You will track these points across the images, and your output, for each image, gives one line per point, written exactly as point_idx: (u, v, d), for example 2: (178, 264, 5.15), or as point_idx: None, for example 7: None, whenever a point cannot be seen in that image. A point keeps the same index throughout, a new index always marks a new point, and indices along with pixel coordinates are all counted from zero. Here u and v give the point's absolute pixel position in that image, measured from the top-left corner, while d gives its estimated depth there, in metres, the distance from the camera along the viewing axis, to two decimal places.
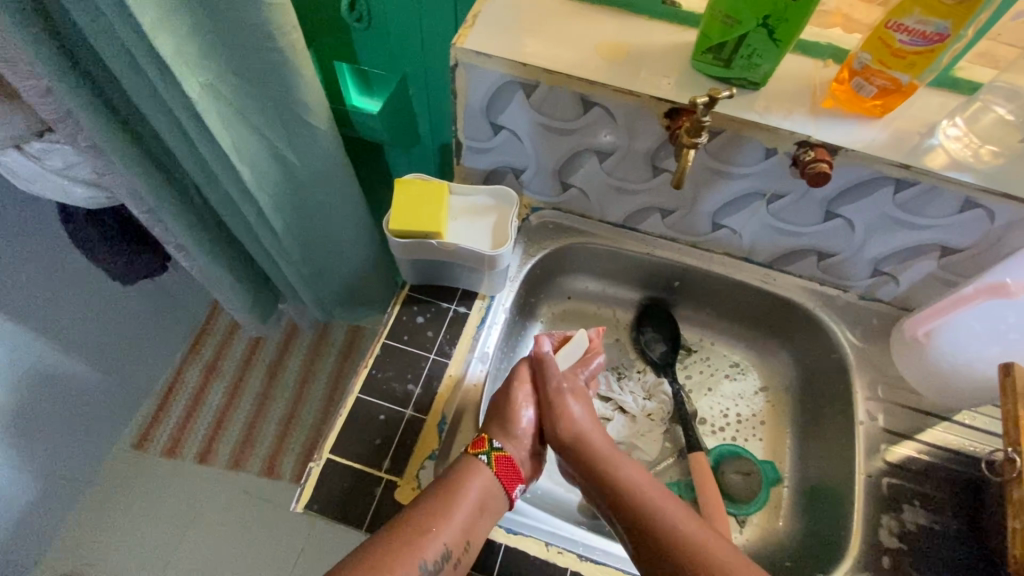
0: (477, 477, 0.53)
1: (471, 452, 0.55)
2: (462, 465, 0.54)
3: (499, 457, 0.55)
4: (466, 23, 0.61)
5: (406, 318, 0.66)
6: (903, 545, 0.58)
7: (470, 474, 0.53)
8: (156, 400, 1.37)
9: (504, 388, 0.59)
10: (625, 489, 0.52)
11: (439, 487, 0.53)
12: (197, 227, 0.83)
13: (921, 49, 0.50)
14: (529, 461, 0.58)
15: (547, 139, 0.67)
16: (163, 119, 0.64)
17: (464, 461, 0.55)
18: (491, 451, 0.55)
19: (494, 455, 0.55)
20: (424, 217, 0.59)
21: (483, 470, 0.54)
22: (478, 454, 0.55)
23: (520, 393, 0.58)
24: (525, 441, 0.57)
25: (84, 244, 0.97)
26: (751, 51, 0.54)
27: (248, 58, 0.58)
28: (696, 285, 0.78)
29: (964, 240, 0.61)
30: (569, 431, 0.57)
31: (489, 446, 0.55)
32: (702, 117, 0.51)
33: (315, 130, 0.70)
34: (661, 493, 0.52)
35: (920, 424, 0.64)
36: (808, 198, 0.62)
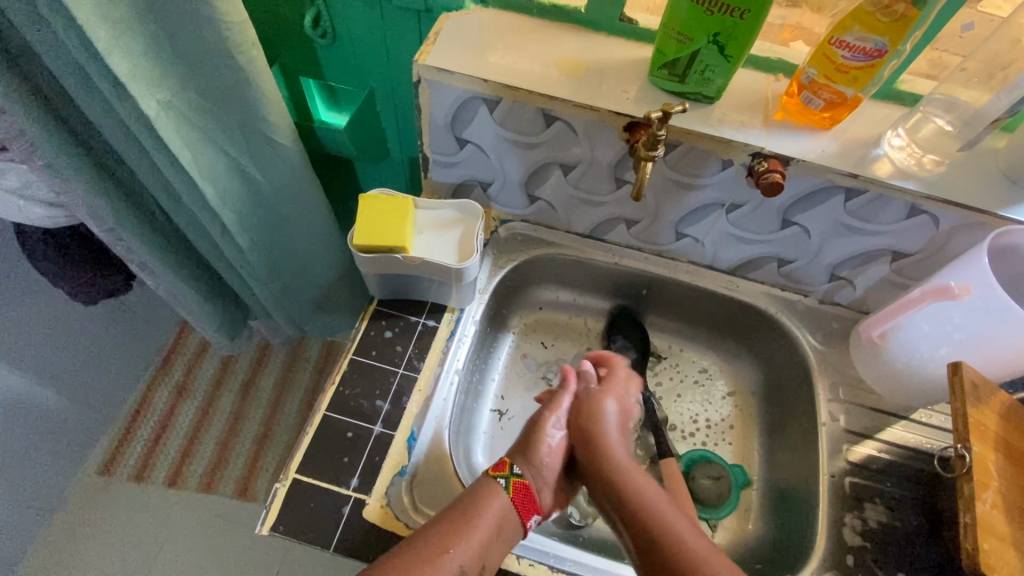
0: (499, 498, 0.53)
1: (489, 475, 0.55)
2: (483, 487, 0.53)
3: (517, 483, 0.54)
4: (428, 40, 0.62)
5: (375, 333, 0.66)
6: (865, 543, 0.59)
7: (492, 495, 0.53)
8: (121, 428, 1.31)
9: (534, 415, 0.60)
10: (630, 488, 0.53)
11: (461, 504, 0.52)
12: (160, 245, 0.82)
13: (863, 64, 0.53)
14: (550, 493, 0.57)
15: (512, 153, 0.67)
16: (121, 137, 0.63)
17: (482, 481, 0.54)
18: (511, 475, 0.54)
19: (513, 480, 0.54)
20: (388, 232, 0.59)
21: (501, 493, 0.53)
22: (496, 477, 0.54)
23: (550, 418, 0.59)
24: (547, 470, 0.57)
25: (42, 264, 0.94)
26: (704, 66, 0.56)
27: (208, 76, 0.58)
28: (664, 293, 0.80)
29: (912, 245, 0.63)
30: (590, 428, 0.58)
31: (508, 471, 0.55)
32: (658, 130, 0.52)
33: (280, 147, 0.69)
34: (666, 502, 0.52)
35: (879, 423, 0.66)
36: (765, 208, 0.64)
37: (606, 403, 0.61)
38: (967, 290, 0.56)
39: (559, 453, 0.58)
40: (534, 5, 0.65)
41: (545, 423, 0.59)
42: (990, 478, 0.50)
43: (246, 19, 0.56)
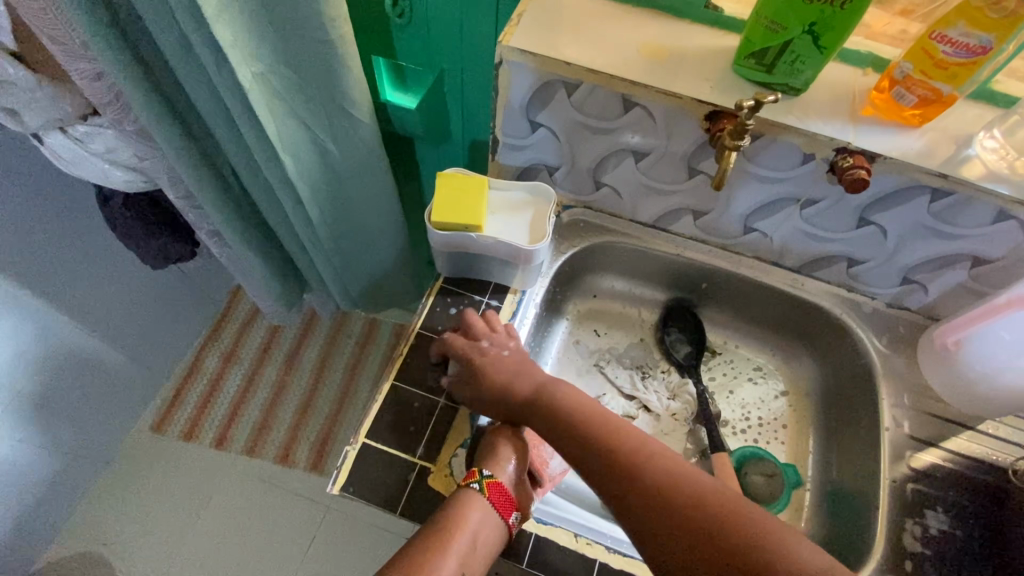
0: (471, 512, 0.52)
1: (463, 484, 0.54)
2: (456, 496, 0.53)
3: (491, 483, 0.53)
4: (512, 22, 0.62)
5: (440, 309, 0.67)
6: (926, 550, 0.59)
7: (462, 509, 0.52)
8: (173, 389, 1.41)
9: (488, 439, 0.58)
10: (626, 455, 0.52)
11: (434, 526, 0.51)
12: (233, 213, 0.85)
13: (964, 61, 0.51)
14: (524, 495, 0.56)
15: (584, 138, 0.68)
16: (212, 106, 0.65)
17: (456, 495, 0.53)
18: (482, 478, 0.53)
19: (486, 482, 0.53)
20: (463, 210, 0.59)
21: (477, 500, 0.52)
22: (468, 484, 0.53)
23: (506, 447, 0.57)
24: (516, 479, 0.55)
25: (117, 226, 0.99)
26: (795, 57, 0.55)
27: (299, 50, 0.60)
28: (723, 288, 0.79)
29: (996, 252, 0.61)
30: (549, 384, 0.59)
31: (479, 474, 0.54)
32: (747, 120, 0.51)
33: (358, 125, 0.71)
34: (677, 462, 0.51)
35: (945, 431, 0.65)
36: (843, 205, 0.63)
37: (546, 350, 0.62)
38: None
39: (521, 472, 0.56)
40: None
41: (500, 448, 0.56)
42: None
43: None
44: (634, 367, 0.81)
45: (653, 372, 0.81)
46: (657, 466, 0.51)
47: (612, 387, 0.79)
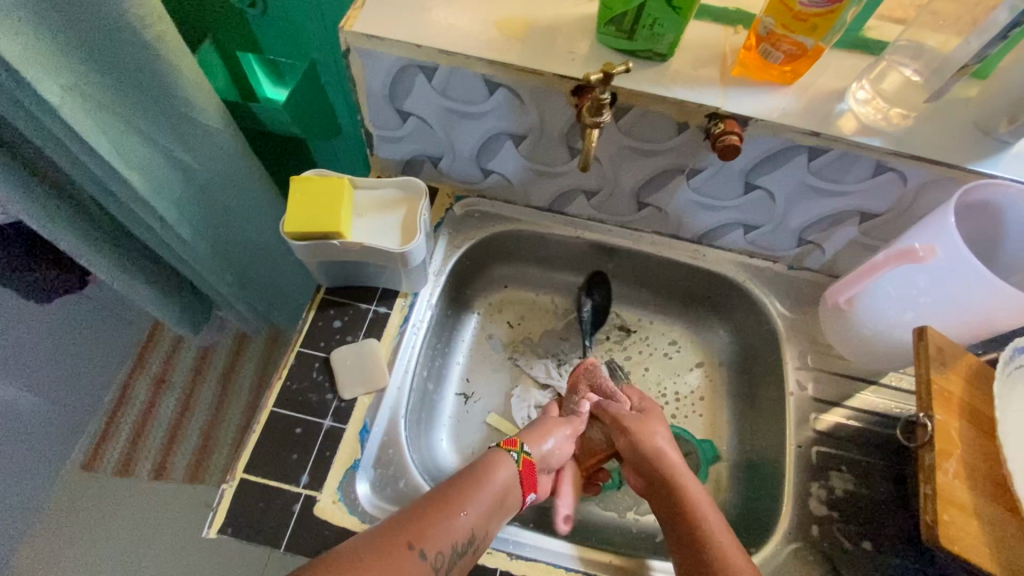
0: (504, 466, 0.54)
1: (501, 447, 0.56)
2: (491, 454, 0.55)
3: (525, 460, 0.56)
4: (355, 5, 0.57)
5: (323, 323, 0.63)
6: (832, 512, 0.58)
7: (498, 463, 0.54)
8: (100, 424, 1.26)
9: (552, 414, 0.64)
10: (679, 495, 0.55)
11: (463, 473, 0.52)
12: (101, 240, 0.77)
13: (821, 11, 0.48)
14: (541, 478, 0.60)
15: (457, 124, 0.63)
16: (41, 137, 0.56)
17: (494, 452, 0.56)
18: (521, 451, 0.56)
19: (523, 456, 0.56)
20: (321, 217, 0.55)
21: (509, 462, 0.55)
22: (508, 450, 0.56)
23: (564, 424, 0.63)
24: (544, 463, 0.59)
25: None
26: (652, 20, 0.52)
27: (114, 56, 0.54)
28: (630, 265, 0.77)
29: (881, 206, 0.60)
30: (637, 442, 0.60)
31: (519, 447, 0.57)
32: (601, 95, 0.49)
33: (207, 127, 0.67)
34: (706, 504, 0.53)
35: (849, 390, 0.65)
36: (726, 171, 0.61)
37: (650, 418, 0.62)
38: (931, 253, 0.52)
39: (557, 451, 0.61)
40: None
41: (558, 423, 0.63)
42: (952, 447, 0.48)
43: None
44: (550, 356, 0.79)
45: (569, 358, 0.79)
46: (690, 499, 0.54)
47: (526, 379, 0.77)
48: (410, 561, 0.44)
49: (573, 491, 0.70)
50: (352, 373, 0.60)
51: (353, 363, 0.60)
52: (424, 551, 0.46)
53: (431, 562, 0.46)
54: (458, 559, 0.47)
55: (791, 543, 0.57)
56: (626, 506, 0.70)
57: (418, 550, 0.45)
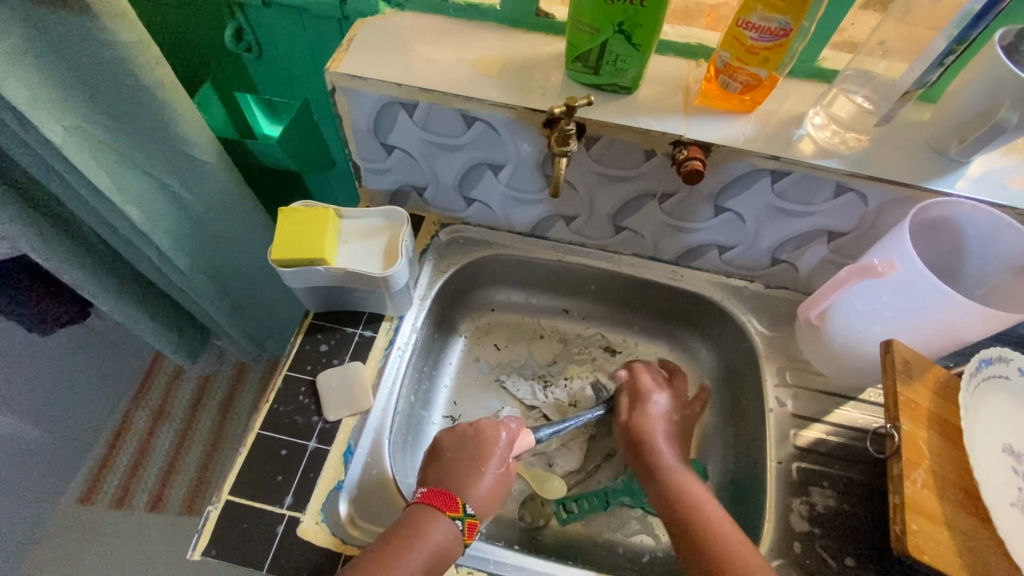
0: (438, 531, 0.51)
1: (437, 508, 0.52)
2: (427, 514, 0.52)
3: (471, 524, 0.53)
4: (341, 49, 0.61)
5: (310, 347, 0.65)
6: (813, 528, 0.58)
7: (435, 527, 0.51)
8: (99, 455, 1.25)
9: (476, 440, 0.59)
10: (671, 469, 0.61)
11: (395, 539, 0.50)
12: (103, 273, 0.80)
13: (771, 45, 0.52)
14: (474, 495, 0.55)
15: (438, 156, 0.67)
16: (48, 175, 0.60)
17: (428, 512, 0.52)
18: (466, 517, 0.53)
19: (467, 521, 0.53)
20: (307, 245, 0.57)
21: (448, 528, 0.52)
22: (451, 517, 0.52)
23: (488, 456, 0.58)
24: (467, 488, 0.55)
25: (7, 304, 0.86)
26: (615, 56, 0.55)
27: (115, 100, 0.58)
28: (613, 287, 0.79)
29: (846, 225, 0.62)
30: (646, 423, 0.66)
31: (463, 511, 0.53)
32: (567, 125, 0.54)
33: (204, 164, 0.71)
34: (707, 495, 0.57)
35: (829, 406, 0.65)
36: (695, 194, 0.63)
37: (654, 399, 0.68)
38: (891, 268, 0.54)
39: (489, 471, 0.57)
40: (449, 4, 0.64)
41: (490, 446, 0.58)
42: (920, 457, 0.49)
43: (145, 38, 0.58)
44: (536, 377, 0.80)
45: (555, 380, 0.80)
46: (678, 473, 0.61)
47: (513, 401, 0.78)
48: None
49: (560, 513, 0.69)
50: (337, 396, 0.61)
51: (338, 385, 0.62)
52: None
53: None
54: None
55: (773, 560, 0.57)
56: (612, 528, 0.69)
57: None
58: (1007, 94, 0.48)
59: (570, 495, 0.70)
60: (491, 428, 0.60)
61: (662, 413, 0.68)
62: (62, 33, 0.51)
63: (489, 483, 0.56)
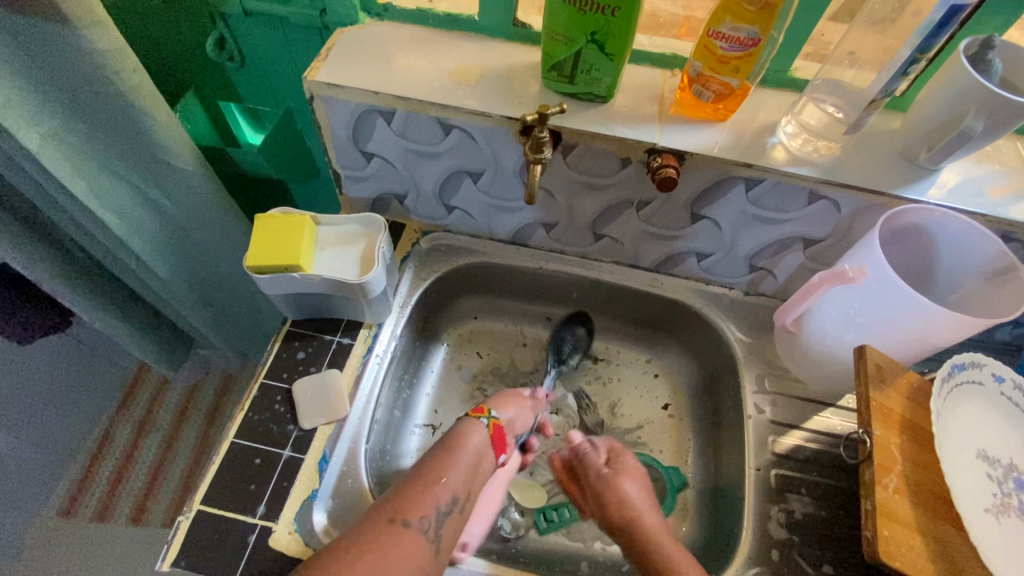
0: (475, 433, 0.60)
1: (472, 416, 0.62)
2: (463, 423, 0.61)
3: (496, 424, 0.62)
4: (319, 58, 0.62)
5: (287, 355, 0.65)
6: (791, 535, 0.58)
7: (469, 430, 0.60)
8: (81, 467, 1.24)
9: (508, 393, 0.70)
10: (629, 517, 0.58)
11: (440, 445, 0.58)
12: (82, 281, 0.79)
13: (741, 54, 0.53)
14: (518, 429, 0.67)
15: (417, 163, 0.67)
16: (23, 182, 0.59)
17: (465, 422, 0.61)
18: (491, 417, 0.62)
19: (493, 422, 0.62)
20: (282, 251, 0.57)
21: (484, 430, 0.61)
22: (479, 418, 0.62)
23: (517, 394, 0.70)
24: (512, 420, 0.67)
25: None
26: (589, 65, 0.56)
27: (94, 107, 0.58)
28: (595, 294, 0.79)
29: (821, 232, 0.63)
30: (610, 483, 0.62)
31: (488, 413, 0.63)
32: (540, 133, 0.54)
33: (183, 169, 0.71)
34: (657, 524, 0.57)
35: (809, 412, 0.65)
36: (673, 202, 0.64)
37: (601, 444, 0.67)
38: (862, 274, 0.55)
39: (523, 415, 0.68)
40: (428, 14, 0.65)
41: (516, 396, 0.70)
42: (892, 462, 0.49)
43: (123, 46, 0.59)
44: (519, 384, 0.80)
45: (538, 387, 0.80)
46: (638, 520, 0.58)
47: None
48: (397, 532, 0.49)
49: (541, 522, 0.69)
50: (313, 404, 0.61)
51: (314, 393, 0.62)
52: (408, 520, 0.50)
53: (417, 523, 0.50)
54: (445, 517, 0.52)
55: (751, 568, 0.56)
56: (594, 535, 0.68)
57: (402, 521, 0.50)
58: (973, 102, 0.49)
59: (550, 505, 0.70)
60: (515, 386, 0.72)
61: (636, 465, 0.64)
62: (41, 42, 0.51)
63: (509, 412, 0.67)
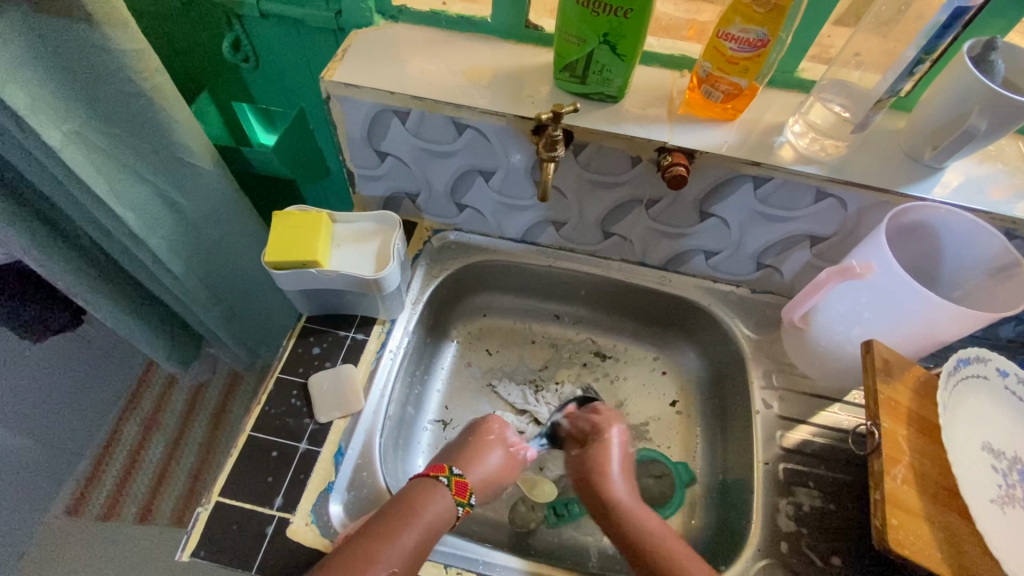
0: (436, 501, 0.54)
1: (429, 476, 0.56)
2: (422, 486, 0.55)
3: (457, 483, 0.56)
4: (335, 58, 0.63)
5: (302, 350, 0.66)
6: (800, 527, 0.58)
7: (430, 495, 0.54)
8: (89, 466, 1.24)
9: (477, 440, 0.63)
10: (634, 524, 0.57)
11: (394, 510, 0.52)
12: (97, 279, 0.80)
13: (750, 55, 0.54)
14: (491, 475, 0.61)
15: (429, 162, 0.68)
16: (45, 179, 0.61)
17: (423, 484, 0.55)
18: (451, 476, 0.56)
19: (454, 479, 0.56)
20: (300, 248, 0.58)
21: (441, 492, 0.55)
22: (438, 477, 0.56)
23: (491, 440, 0.64)
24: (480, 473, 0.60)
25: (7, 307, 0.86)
26: (601, 66, 0.57)
27: (115, 106, 0.60)
28: (603, 292, 0.80)
29: (828, 229, 0.64)
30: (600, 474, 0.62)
31: (449, 471, 0.57)
32: (554, 131, 0.56)
33: (200, 169, 0.72)
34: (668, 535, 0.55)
35: (816, 407, 0.66)
36: (681, 201, 0.65)
37: (611, 433, 0.66)
38: (868, 269, 0.56)
39: (496, 467, 0.62)
40: (442, 16, 0.67)
41: (488, 445, 0.63)
42: (900, 453, 0.50)
43: (145, 46, 0.60)
44: (528, 381, 0.81)
45: (546, 384, 0.81)
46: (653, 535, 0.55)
47: (503, 404, 0.79)
48: None
49: (551, 517, 0.69)
50: (328, 398, 0.62)
51: (329, 387, 0.63)
52: None
53: None
54: None
55: (760, 560, 0.57)
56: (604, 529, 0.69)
57: None
58: (976, 102, 0.50)
59: (560, 499, 0.71)
60: (498, 426, 0.66)
61: (619, 450, 0.64)
62: (65, 41, 0.53)
63: (490, 461, 0.62)
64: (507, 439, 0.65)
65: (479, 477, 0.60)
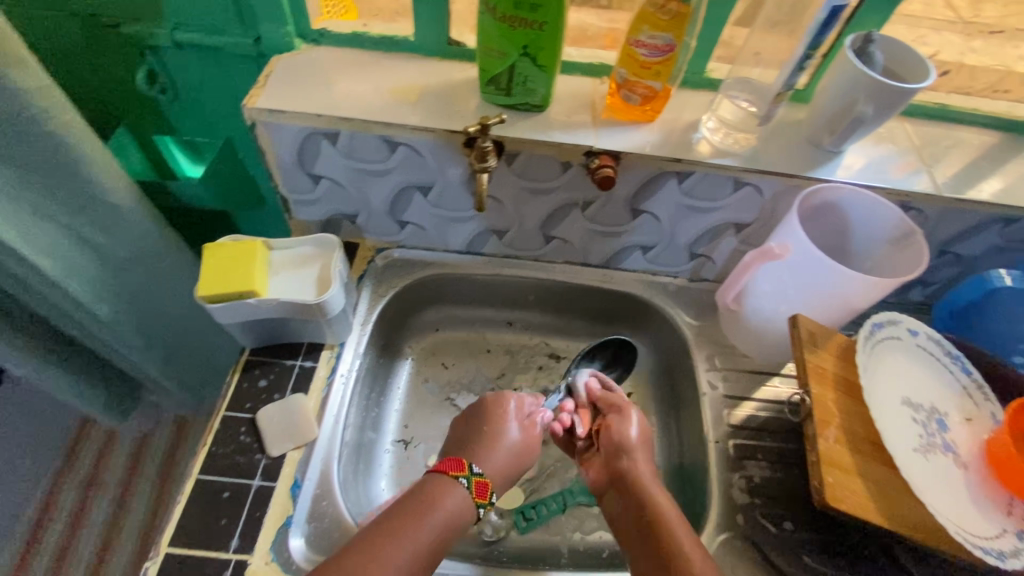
0: (451, 496, 0.53)
1: (448, 474, 0.55)
2: (439, 482, 0.54)
3: (479, 483, 0.56)
4: (258, 85, 0.62)
5: (248, 384, 0.64)
6: (752, 499, 0.62)
7: (446, 491, 0.54)
8: (22, 539, 1.14)
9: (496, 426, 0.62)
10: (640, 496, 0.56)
11: (410, 504, 0.52)
12: (14, 333, 0.74)
13: (660, 59, 0.57)
14: (512, 461, 0.61)
15: (365, 181, 0.68)
16: None
17: (441, 481, 0.54)
18: (472, 475, 0.56)
19: (475, 480, 0.56)
20: (237, 278, 0.57)
21: (460, 491, 0.54)
22: (458, 478, 0.55)
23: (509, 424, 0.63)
24: (501, 462, 0.60)
25: None
26: (523, 77, 0.59)
27: (22, 147, 0.56)
28: (550, 295, 0.82)
29: (749, 216, 0.68)
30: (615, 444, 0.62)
31: (469, 471, 0.56)
32: (483, 142, 0.58)
33: (122, 207, 0.69)
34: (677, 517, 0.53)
35: (757, 384, 0.70)
36: (613, 200, 0.68)
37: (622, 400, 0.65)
38: (786, 249, 0.60)
39: (518, 447, 0.62)
40: (365, 38, 0.67)
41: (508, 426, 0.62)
42: (830, 416, 0.54)
43: (50, 84, 0.57)
44: (486, 391, 0.81)
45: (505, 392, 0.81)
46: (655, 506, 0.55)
47: None
48: None
49: (520, 522, 0.69)
50: (279, 429, 0.60)
51: (279, 419, 0.61)
52: None
53: None
54: None
55: (720, 535, 0.59)
56: (573, 527, 0.70)
57: None
58: (861, 90, 0.56)
59: (526, 504, 0.71)
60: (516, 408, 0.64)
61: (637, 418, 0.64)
62: None
63: (510, 446, 0.61)
64: (528, 417, 0.65)
65: (500, 470, 0.60)
